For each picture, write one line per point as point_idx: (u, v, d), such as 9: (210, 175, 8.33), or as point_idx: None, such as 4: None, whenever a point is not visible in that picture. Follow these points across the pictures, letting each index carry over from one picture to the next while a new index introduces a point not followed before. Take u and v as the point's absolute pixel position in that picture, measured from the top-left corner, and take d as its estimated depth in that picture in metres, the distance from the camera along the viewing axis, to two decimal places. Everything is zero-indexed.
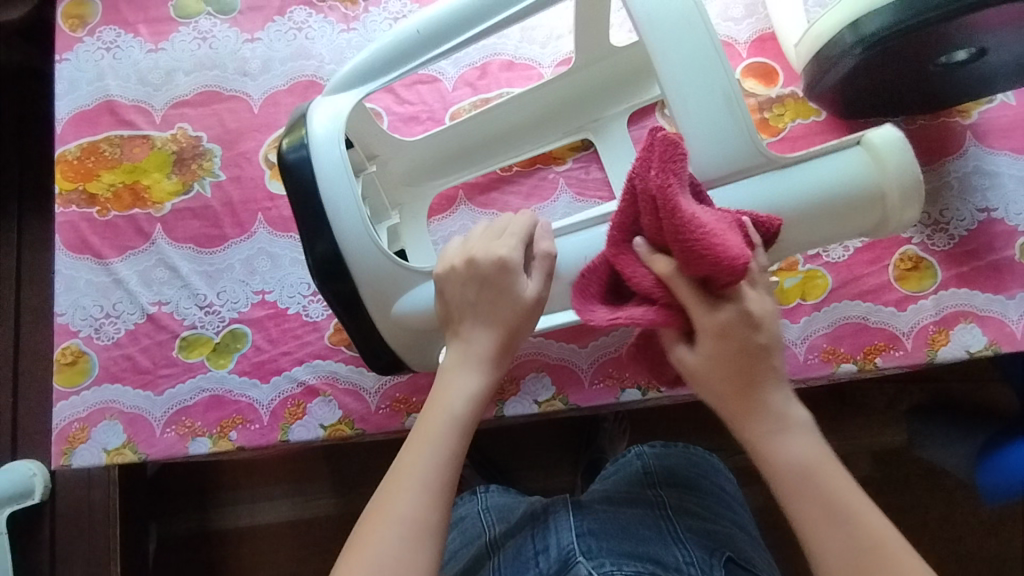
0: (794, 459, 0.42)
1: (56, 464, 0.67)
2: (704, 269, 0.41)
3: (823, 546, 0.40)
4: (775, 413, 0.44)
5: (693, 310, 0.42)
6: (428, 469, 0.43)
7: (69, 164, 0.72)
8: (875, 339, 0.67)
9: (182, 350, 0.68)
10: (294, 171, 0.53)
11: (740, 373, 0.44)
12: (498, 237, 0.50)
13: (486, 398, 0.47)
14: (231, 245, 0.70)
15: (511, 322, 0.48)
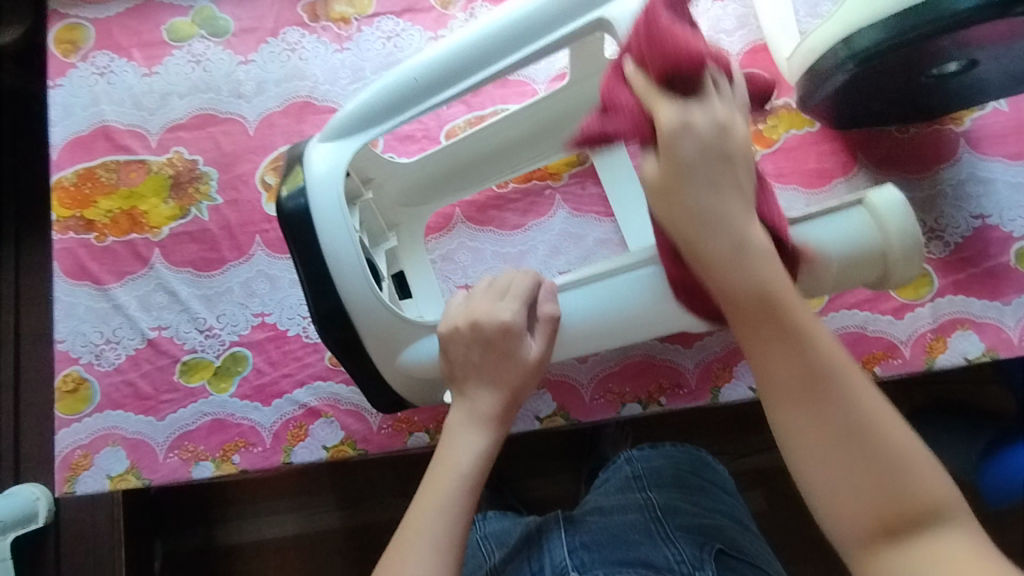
0: (760, 298, 0.40)
1: (59, 491, 0.67)
2: (671, 61, 0.42)
3: (800, 416, 0.39)
4: (745, 260, 0.41)
5: (658, 106, 0.42)
6: (436, 532, 0.45)
7: (66, 190, 0.72)
8: (873, 348, 0.67)
9: (183, 375, 0.68)
10: (294, 221, 0.53)
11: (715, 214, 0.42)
12: (502, 299, 0.51)
13: (492, 455, 0.49)
14: (230, 268, 0.70)
15: (515, 383, 0.50)
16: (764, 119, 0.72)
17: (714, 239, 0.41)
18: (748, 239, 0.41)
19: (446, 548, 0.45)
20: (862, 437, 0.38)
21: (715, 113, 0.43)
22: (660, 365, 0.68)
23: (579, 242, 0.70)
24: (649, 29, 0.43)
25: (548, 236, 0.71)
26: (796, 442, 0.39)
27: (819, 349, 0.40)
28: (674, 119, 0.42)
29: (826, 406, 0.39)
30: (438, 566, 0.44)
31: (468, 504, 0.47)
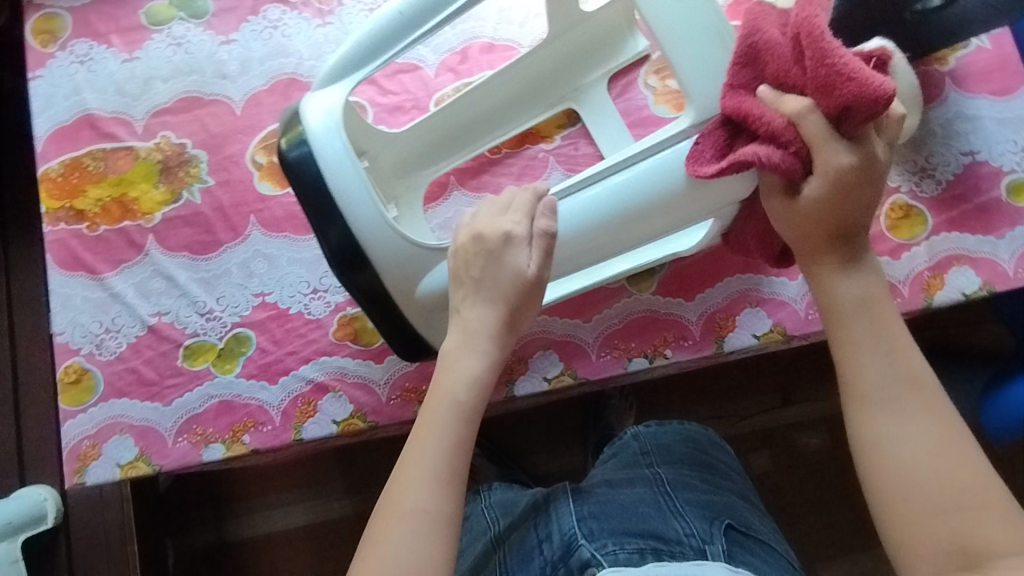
0: (856, 298, 0.48)
1: (69, 483, 0.66)
2: (848, 99, 0.44)
3: (865, 363, 0.47)
4: (844, 263, 0.49)
5: (822, 146, 0.46)
6: (433, 461, 0.46)
7: (54, 181, 0.71)
8: None
9: (186, 359, 0.67)
10: (298, 168, 0.53)
11: (844, 196, 0.47)
12: (505, 211, 0.52)
13: (489, 379, 0.50)
14: (226, 250, 0.70)
15: (512, 299, 0.51)
16: None
17: (839, 275, 0.49)
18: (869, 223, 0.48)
19: (442, 477, 0.46)
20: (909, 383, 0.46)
21: (868, 163, 0.46)
22: (664, 319, 0.68)
23: None
24: (799, 31, 0.45)
25: None
26: (881, 444, 0.45)
27: (917, 382, 0.46)
28: (841, 158, 0.45)
29: (889, 350, 0.47)
30: (435, 495, 0.45)
31: (462, 434, 0.47)
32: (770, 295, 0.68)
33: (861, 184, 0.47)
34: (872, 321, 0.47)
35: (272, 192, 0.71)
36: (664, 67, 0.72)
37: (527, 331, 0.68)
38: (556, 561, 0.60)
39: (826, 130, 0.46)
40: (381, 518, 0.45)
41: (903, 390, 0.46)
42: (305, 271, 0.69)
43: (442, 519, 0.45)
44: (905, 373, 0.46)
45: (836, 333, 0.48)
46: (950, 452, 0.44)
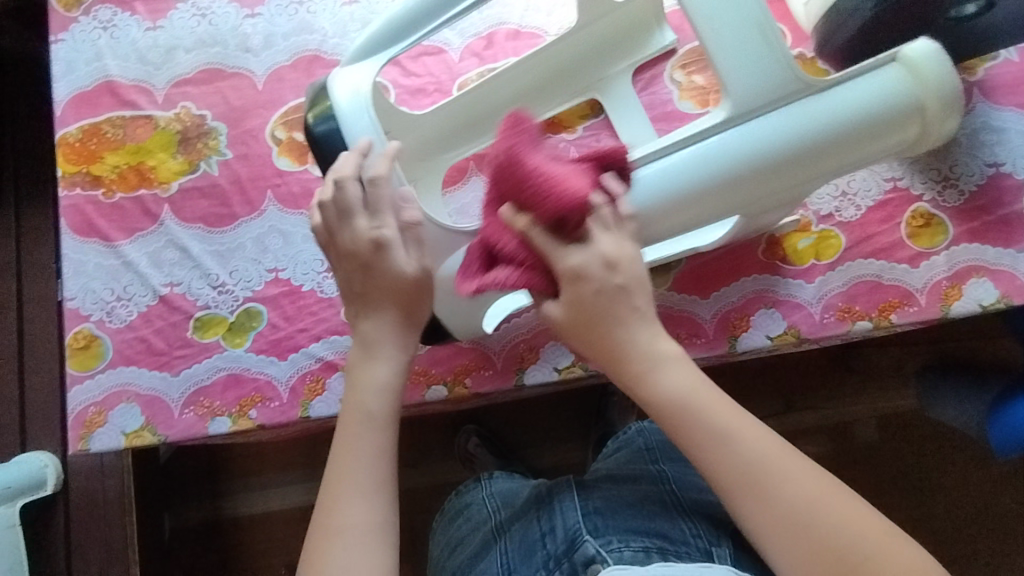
0: (677, 395, 0.47)
1: (73, 449, 0.66)
2: (553, 212, 0.45)
3: (702, 461, 0.46)
4: (645, 352, 0.48)
5: (554, 254, 0.47)
6: (361, 472, 0.50)
7: (72, 146, 0.70)
8: (889, 296, 0.67)
9: (197, 331, 0.67)
10: (324, 142, 0.54)
11: (596, 311, 0.48)
12: (354, 216, 0.53)
13: (399, 381, 0.53)
14: (242, 223, 0.69)
15: (395, 300, 0.53)
16: None
17: (657, 367, 0.48)
18: (639, 341, 0.48)
19: (370, 484, 0.50)
20: (746, 479, 0.45)
21: (599, 260, 0.47)
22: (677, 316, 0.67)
23: None
24: (508, 161, 0.46)
25: None
26: (760, 533, 0.44)
27: (767, 459, 0.45)
28: (580, 262, 0.47)
29: (715, 436, 0.46)
30: (371, 500, 0.49)
31: (385, 441, 0.51)
32: (786, 297, 0.67)
33: (620, 292, 0.48)
34: (711, 418, 0.46)
35: (290, 168, 0.70)
36: (690, 62, 0.72)
37: (539, 320, 0.68)
38: (559, 555, 0.60)
39: (548, 242, 0.47)
40: (319, 537, 0.48)
41: (760, 471, 0.45)
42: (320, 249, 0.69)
43: (375, 528, 0.48)
44: (764, 449, 0.45)
45: (671, 431, 0.47)
46: (827, 503, 0.43)
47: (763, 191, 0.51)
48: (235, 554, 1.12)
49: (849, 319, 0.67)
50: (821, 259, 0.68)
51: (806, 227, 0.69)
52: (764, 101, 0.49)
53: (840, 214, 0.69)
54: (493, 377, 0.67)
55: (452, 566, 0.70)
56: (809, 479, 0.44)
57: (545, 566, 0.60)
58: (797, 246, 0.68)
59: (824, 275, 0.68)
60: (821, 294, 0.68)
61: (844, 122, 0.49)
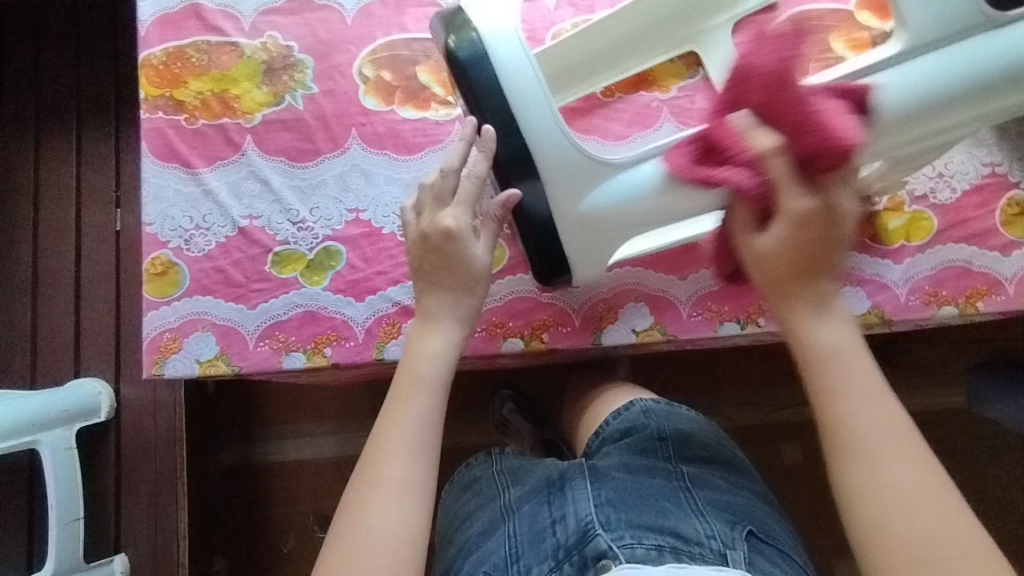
0: (828, 344, 0.47)
1: (146, 373, 0.65)
2: (809, 146, 0.44)
3: (851, 413, 0.45)
4: (823, 298, 0.47)
5: (784, 191, 0.44)
6: (409, 436, 0.47)
7: (155, 69, 0.69)
8: (977, 283, 0.66)
9: (275, 266, 0.66)
10: (470, 68, 0.52)
11: (804, 258, 0.46)
12: (445, 203, 0.54)
13: (456, 354, 0.52)
14: (325, 160, 0.68)
15: (467, 284, 0.53)
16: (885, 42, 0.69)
17: (825, 326, 0.47)
18: (825, 295, 0.47)
19: (418, 444, 0.47)
20: (856, 444, 0.45)
21: (828, 207, 0.45)
22: None
23: None
24: (772, 77, 0.46)
25: None
26: (862, 497, 0.44)
27: (896, 428, 0.45)
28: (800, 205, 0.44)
29: (868, 392, 0.46)
30: (417, 460, 0.46)
31: (431, 404, 0.49)
32: (872, 277, 0.66)
33: (828, 247, 0.46)
34: (846, 370, 0.46)
35: (377, 107, 0.69)
36: None
37: (620, 281, 0.66)
38: (569, 546, 0.58)
39: (788, 177, 0.44)
40: (357, 489, 0.46)
41: (890, 458, 0.44)
42: (402, 193, 0.68)
43: (417, 488, 0.46)
44: (885, 425, 0.45)
45: (814, 386, 0.47)
46: (932, 502, 0.43)
47: (910, 133, 0.52)
48: (265, 499, 1.13)
49: (935, 304, 0.66)
50: (911, 240, 0.67)
51: (899, 206, 0.67)
52: (936, 39, 0.51)
53: (934, 196, 0.68)
54: (572, 333, 0.66)
55: (458, 540, 0.68)
56: (916, 461, 0.44)
57: (554, 554, 0.58)
58: (889, 224, 0.67)
59: (913, 256, 0.67)
60: (908, 276, 0.66)
61: (1002, 67, 0.50)
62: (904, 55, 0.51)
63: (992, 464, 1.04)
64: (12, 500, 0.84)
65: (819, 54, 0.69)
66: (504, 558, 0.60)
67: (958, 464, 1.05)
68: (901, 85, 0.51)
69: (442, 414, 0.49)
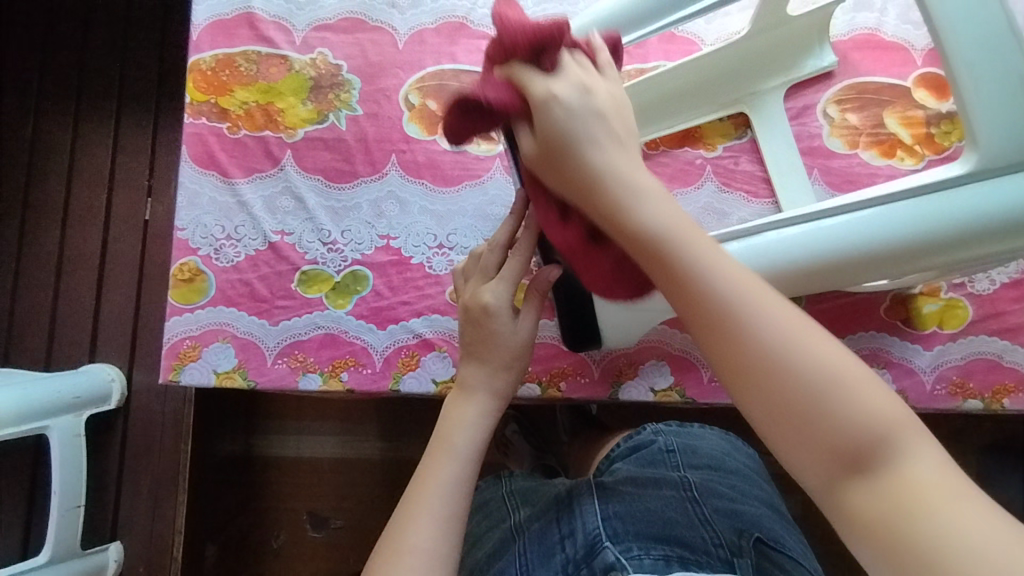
0: (656, 229, 0.41)
1: (162, 378, 0.65)
2: (525, 39, 0.45)
3: (706, 300, 0.39)
4: (627, 181, 0.43)
5: (529, 82, 0.45)
6: (440, 507, 0.46)
7: (203, 74, 0.69)
8: (1005, 379, 0.65)
9: (301, 285, 0.66)
10: None
11: (572, 155, 0.44)
12: (489, 279, 0.54)
13: (488, 425, 0.52)
14: (362, 183, 0.68)
15: (502, 360, 0.53)
16: (939, 123, 0.67)
17: (639, 200, 0.42)
18: (620, 168, 0.44)
19: (446, 517, 0.46)
20: (730, 325, 0.38)
21: (582, 83, 0.46)
22: None
23: (723, 220, 0.66)
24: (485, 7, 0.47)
25: (692, 207, 0.67)
26: (772, 373, 0.36)
27: (754, 299, 0.38)
28: (557, 87, 0.45)
29: (698, 272, 0.39)
30: (441, 529, 0.45)
31: (462, 475, 0.48)
32: (899, 360, 0.65)
33: (597, 113, 0.45)
34: (665, 259, 0.40)
35: (418, 135, 0.69)
36: (847, 99, 0.68)
37: (645, 337, 0.66)
38: (578, 560, 0.58)
39: (527, 71, 0.45)
40: (382, 560, 0.44)
41: (743, 310, 0.38)
42: (434, 224, 0.68)
43: (443, 560, 0.45)
44: (747, 287, 0.39)
45: (657, 269, 0.41)
46: (819, 351, 0.37)
47: (976, 252, 0.50)
48: (260, 494, 1.13)
49: (960, 396, 0.65)
50: (944, 327, 0.66)
51: (934, 292, 0.66)
52: (1013, 159, 0.49)
53: (971, 285, 0.66)
54: (589, 385, 0.65)
55: (467, 561, 0.66)
56: (796, 322, 0.38)
57: (563, 569, 0.58)
58: (922, 309, 0.66)
59: (943, 344, 0.65)
60: (936, 364, 0.65)
61: None
62: (977, 174, 0.50)
63: None
64: (18, 478, 0.85)
65: (870, 128, 0.68)
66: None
67: None
68: (971, 205, 0.49)
69: (472, 483, 0.49)
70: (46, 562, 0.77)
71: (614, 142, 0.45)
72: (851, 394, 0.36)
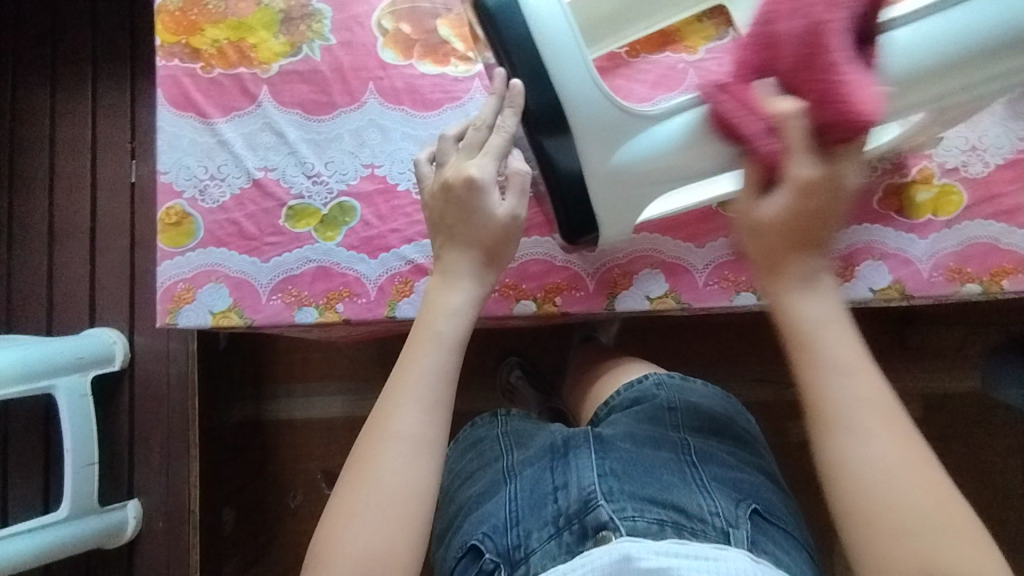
0: (812, 322, 0.49)
1: (160, 323, 0.65)
2: (828, 117, 0.46)
3: (832, 386, 0.47)
4: (807, 275, 0.49)
5: (795, 157, 0.47)
6: (423, 394, 0.50)
7: (171, 15, 0.67)
8: (1003, 262, 0.64)
9: (289, 220, 0.66)
10: (498, 19, 0.51)
11: (801, 233, 0.48)
12: (473, 153, 0.54)
13: (474, 309, 0.53)
14: (341, 114, 0.67)
15: (488, 242, 0.53)
16: None
17: (832, 371, 0.47)
18: (811, 271, 0.49)
19: (429, 404, 0.50)
20: (847, 418, 0.46)
21: (829, 181, 0.48)
22: None
23: None
24: (808, 39, 0.46)
25: None
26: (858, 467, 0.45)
27: (869, 407, 0.46)
28: (801, 186, 0.47)
29: (839, 366, 0.47)
30: (425, 417, 0.49)
31: (443, 363, 0.51)
32: (894, 251, 0.65)
33: (816, 216, 0.48)
34: (821, 347, 0.48)
35: (395, 61, 0.68)
36: None
37: (635, 247, 0.65)
38: (570, 514, 0.58)
39: (805, 139, 0.47)
40: (367, 443, 0.49)
41: (856, 415, 0.46)
42: (418, 149, 0.67)
43: (425, 446, 0.49)
44: (863, 399, 0.47)
45: (804, 352, 0.48)
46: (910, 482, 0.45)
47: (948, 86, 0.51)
48: (275, 455, 1.15)
49: (958, 281, 0.64)
50: (939, 215, 0.65)
51: (927, 179, 0.65)
52: None
53: (965, 170, 0.65)
54: (585, 298, 0.65)
55: (459, 498, 0.69)
56: (896, 436, 0.46)
57: (554, 521, 0.58)
58: (916, 198, 0.65)
59: (939, 231, 0.65)
60: (932, 251, 0.65)
61: None
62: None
63: (999, 447, 1.04)
64: (32, 446, 0.86)
65: None
66: (504, 522, 0.60)
67: (967, 449, 1.04)
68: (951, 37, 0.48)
69: (456, 372, 0.52)
70: (63, 518, 0.79)
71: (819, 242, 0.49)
72: (914, 499, 0.44)
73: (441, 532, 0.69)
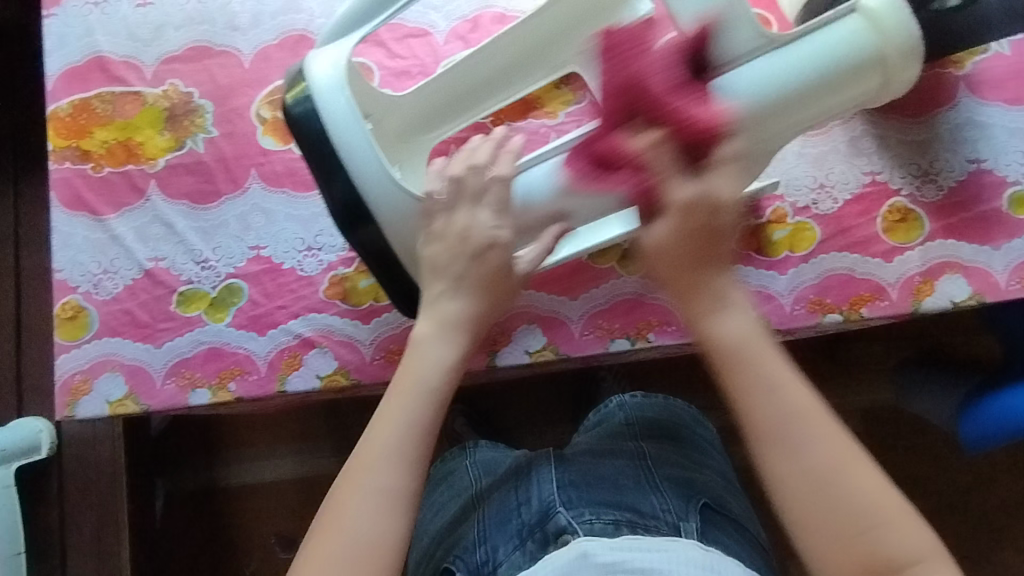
0: (735, 334, 0.49)
1: (60, 414, 0.68)
2: (688, 138, 0.47)
3: (748, 405, 0.48)
4: (722, 293, 0.51)
5: (671, 182, 0.48)
6: (390, 441, 0.50)
7: (62, 121, 0.72)
8: (861, 290, 0.68)
9: (179, 305, 0.69)
10: (302, 122, 0.56)
11: (698, 250, 0.50)
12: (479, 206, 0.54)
13: (458, 367, 0.54)
14: (226, 201, 0.71)
15: (491, 295, 0.55)
16: None
17: (760, 390, 0.48)
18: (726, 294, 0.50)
19: (409, 456, 0.50)
20: (763, 435, 0.47)
21: (712, 197, 0.48)
22: (649, 304, 0.68)
23: None
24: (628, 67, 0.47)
25: None
26: (790, 477, 0.46)
27: (809, 414, 0.47)
28: (695, 192, 0.48)
29: (771, 388, 0.48)
30: (399, 468, 0.49)
31: (429, 418, 0.51)
32: (757, 288, 0.68)
33: (714, 230, 0.50)
34: (749, 364, 0.49)
35: (274, 146, 0.72)
36: None
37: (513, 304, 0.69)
38: (533, 525, 0.61)
39: (674, 162, 0.48)
40: (340, 493, 0.49)
41: (797, 424, 0.47)
42: (301, 228, 0.70)
43: (402, 497, 0.49)
44: (800, 404, 0.48)
45: (729, 376, 0.49)
46: (857, 477, 0.46)
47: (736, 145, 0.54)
48: (224, 526, 1.15)
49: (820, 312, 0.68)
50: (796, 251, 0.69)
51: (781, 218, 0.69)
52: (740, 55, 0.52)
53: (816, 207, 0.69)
54: None
55: (430, 531, 0.73)
56: (832, 433, 0.47)
57: (518, 534, 0.61)
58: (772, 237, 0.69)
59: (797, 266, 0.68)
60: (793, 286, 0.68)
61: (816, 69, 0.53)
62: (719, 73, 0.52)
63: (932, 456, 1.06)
64: None
65: None
66: (473, 541, 0.63)
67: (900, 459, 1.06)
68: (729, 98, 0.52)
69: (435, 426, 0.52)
70: None
71: (720, 255, 0.51)
72: (856, 489, 0.46)
73: (414, 565, 0.74)
